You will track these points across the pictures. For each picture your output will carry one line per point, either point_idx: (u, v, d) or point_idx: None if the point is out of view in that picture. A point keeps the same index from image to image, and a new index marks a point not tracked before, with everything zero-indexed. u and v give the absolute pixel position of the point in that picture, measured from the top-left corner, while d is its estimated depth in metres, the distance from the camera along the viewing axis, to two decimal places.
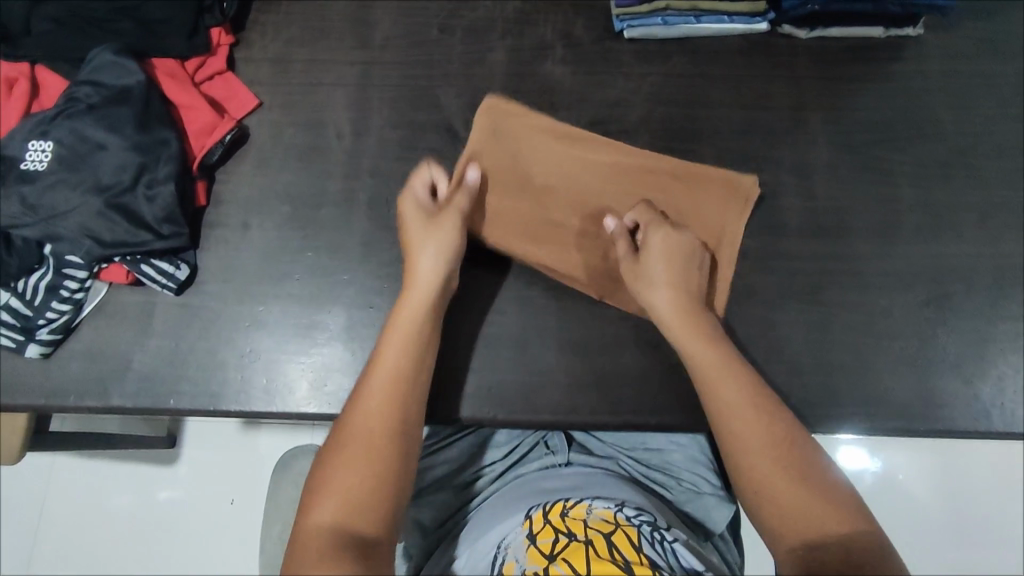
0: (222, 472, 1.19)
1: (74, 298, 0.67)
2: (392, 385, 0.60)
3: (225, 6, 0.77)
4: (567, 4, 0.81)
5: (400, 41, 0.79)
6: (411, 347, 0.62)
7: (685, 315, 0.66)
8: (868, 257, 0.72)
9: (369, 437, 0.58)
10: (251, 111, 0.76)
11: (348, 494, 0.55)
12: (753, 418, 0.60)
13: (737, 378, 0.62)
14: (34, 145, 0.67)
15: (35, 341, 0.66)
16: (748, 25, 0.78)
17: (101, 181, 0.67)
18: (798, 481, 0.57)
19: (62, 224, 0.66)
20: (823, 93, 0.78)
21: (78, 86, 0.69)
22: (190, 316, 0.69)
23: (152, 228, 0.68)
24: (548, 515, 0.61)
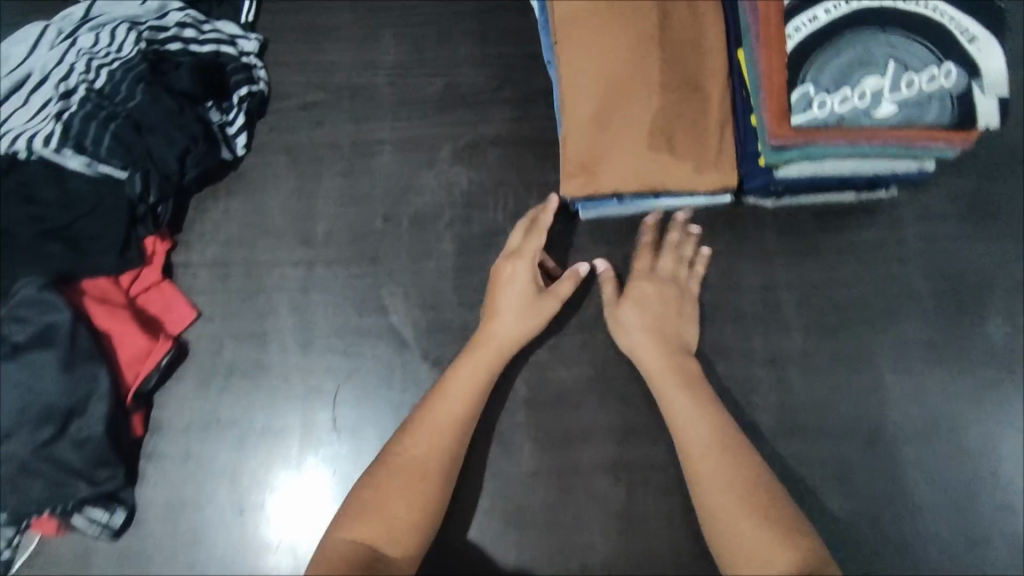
0: None
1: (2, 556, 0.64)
2: (467, 403, 0.65)
3: (159, 212, 0.74)
4: (517, 184, 0.77)
5: (344, 234, 0.75)
6: (487, 373, 0.66)
7: (668, 365, 0.67)
8: (845, 457, 0.68)
9: (416, 474, 0.61)
10: (190, 324, 0.73)
11: (394, 501, 0.60)
12: (699, 411, 0.64)
13: (676, 377, 0.66)
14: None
15: None
16: (712, 199, 0.73)
17: (25, 434, 0.63)
18: (769, 533, 0.57)
19: None
20: (794, 271, 0.73)
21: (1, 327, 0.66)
22: (131, 560, 0.67)
23: (84, 475, 0.64)
24: None
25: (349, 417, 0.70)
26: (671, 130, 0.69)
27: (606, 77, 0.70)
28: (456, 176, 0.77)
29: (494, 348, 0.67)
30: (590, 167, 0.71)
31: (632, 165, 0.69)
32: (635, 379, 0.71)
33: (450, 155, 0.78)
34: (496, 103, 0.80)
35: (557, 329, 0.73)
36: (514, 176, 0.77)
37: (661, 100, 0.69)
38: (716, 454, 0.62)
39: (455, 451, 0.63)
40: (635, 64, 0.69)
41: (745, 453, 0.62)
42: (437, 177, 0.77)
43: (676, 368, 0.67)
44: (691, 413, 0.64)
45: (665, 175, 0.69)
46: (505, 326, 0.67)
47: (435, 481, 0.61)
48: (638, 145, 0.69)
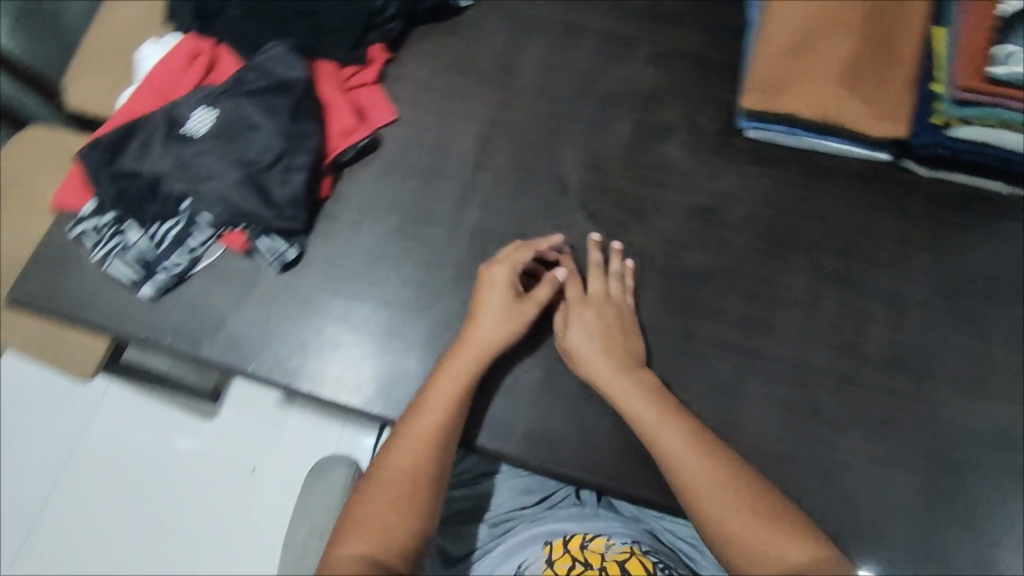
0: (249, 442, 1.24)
1: (195, 252, 0.74)
2: (443, 415, 0.65)
3: (390, 27, 0.84)
4: (696, 95, 0.85)
5: (535, 93, 0.85)
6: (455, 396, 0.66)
7: (619, 376, 0.68)
8: (946, 406, 0.71)
9: (405, 482, 0.62)
10: (385, 124, 0.82)
11: (388, 510, 0.61)
12: (676, 433, 0.64)
13: (647, 396, 0.67)
14: (199, 112, 0.76)
15: (151, 282, 0.74)
16: (870, 152, 0.80)
17: (246, 156, 0.74)
18: (772, 522, 0.59)
19: (205, 186, 0.73)
20: (932, 234, 0.78)
21: (249, 69, 0.77)
22: (289, 293, 0.75)
23: (278, 207, 0.74)
24: (567, 545, 0.73)
25: (502, 235, 0.78)
26: (856, 74, 0.77)
27: (810, 17, 0.79)
28: (645, 73, 0.86)
29: (476, 364, 0.68)
30: (775, 88, 0.78)
31: (814, 97, 0.77)
32: (763, 281, 0.76)
33: (644, 56, 0.87)
34: (696, 25, 0.89)
35: (703, 219, 0.79)
36: (695, 88, 0.86)
37: (853, 47, 0.77)
38: (699, 455, 0.63)
39: (444, 451, 0.64)
40: (837, 13, 0.78)
41: (721, 471, 0.62)
42: (628, 69, 0.86)
43: (630, 380, 0.68)
44: (677, 441, 0.63)
45: (843, 112, 0.76)
46: (480, 334, 0.69)
47: (427, 485, 0.63)
48: (826, 80, 0.77)
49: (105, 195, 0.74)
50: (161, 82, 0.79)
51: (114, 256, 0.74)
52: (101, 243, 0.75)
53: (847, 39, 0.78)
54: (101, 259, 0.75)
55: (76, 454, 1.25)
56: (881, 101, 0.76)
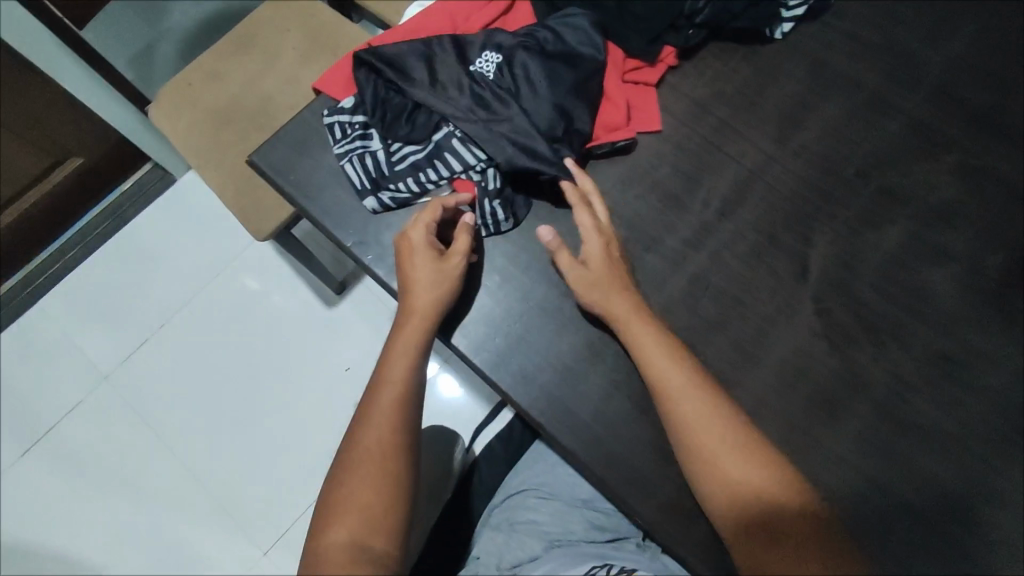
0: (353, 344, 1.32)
1: (427, 185, 0.73)
2: (408, 382, 0.64)
3: (691, 33, 0.78)
4: (996, 231, 0.73)
5: (813, 158, 0.77)
6: (417, 353, 0.66)
7: (698, 390, 0.60)
8: None
9: (378, 459, 0.59)
10: (647, 132, 0.78)
11: (367, 488, 0.58)
12: (743, 457, 0.57)
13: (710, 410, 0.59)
14: (486, 55, 0.75)
15: (376, 196, 0.74)
16: None
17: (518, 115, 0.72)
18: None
19: (466, 127, 0.72)
20: None
21: (542, 29, 0.75)
22: (494, 263, 0.74)
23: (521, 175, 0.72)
24: None
25: (720, 293, 0.72)
26: None
27: None
28: (944, 183, 0.75)
29: (425, 321, 0.67)
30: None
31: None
32: (984, 466, 0.66)
33: (953, 164, 0.76)
34: None
35: (943, 369, 0.69)
36: (998, 222, 0.74)
37: None
38: (755, 482, 0.56)
39: (402, 408, 0.63)
40: None
41: (796, 535, 0.53)
42: (925, 173, 0.76)
43: (695, 386, 0.60)
44: (750, 475, 0.56)
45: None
46: (416, 276, 0.68)
47: (397, 461, 0.60)
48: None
49: (370, 99, 0.75)
50: (458, 8, 0.79)
51: (351, 157, 0.75)
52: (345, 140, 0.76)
53: None
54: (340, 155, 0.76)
55: (210, 289, 1.35)
56: None
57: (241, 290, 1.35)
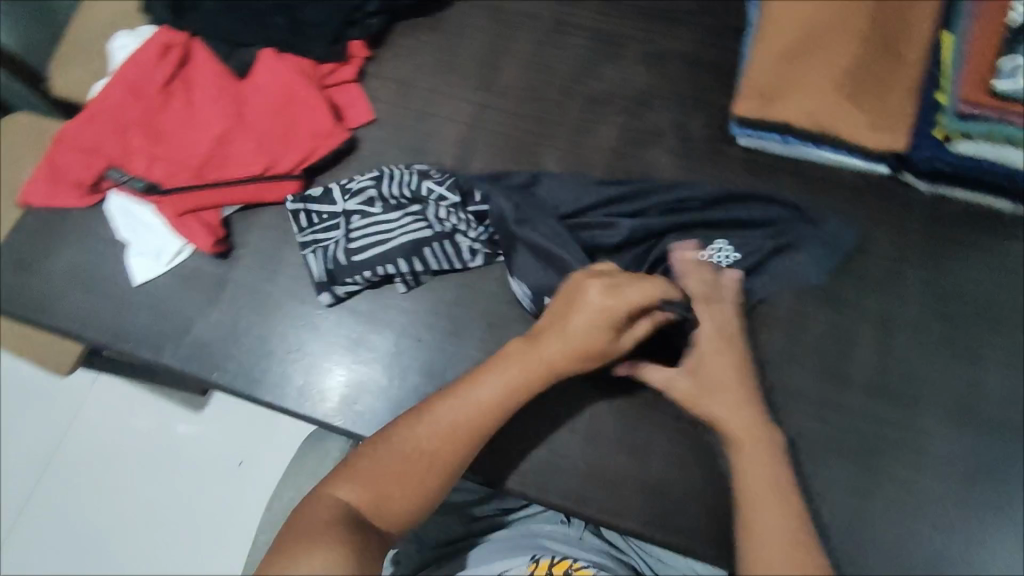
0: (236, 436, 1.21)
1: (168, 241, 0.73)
2: (495, 404, 0.58)
3: (370, 22, 0.81)
4: (689, 99, 0.81)
5: (520, 93, 0.81)
6: (516, 396, 0.59)
7: (741, 371, 0.63)
8: (933, 434, 0.68)
9: (424, 454, 0.56)
10: (363, 124, 0.80)
11: (395, 477, 0.56)
12: (755, 426, 0.60)
13: (731, 361, 0.63)
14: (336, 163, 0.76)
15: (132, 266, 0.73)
16: (868, 164, 0.76)
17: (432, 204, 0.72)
18: (790, 508, 0.56)
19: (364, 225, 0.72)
20: (927, 251, 0.75)
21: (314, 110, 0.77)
22: (255, 300, 0.73)
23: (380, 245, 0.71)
24: (552, 566, 0.64)
25: None
26: (856, 88, 0.74)
27: (811, 23, 0.74)
28: (635, 74, 0.82)
29: (558, 346, 0.59)
30: (770, 95, 0.75)
31: (810, 103, 0.74)
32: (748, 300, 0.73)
33: (637, 56, 0.83)
34: (692, 25, 0.84)
35: None
36: (687, 91, 0.82)
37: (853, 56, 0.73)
38: (771, 466, 0.58)
39: (496, 415, 0.59)
40: (842, 20, 0.74)
41: (767, 445, 0.59)
42: (618, 70, 0.82)
43: (746, 384, 0.62)
44: (764, 441, 0.59)
45: (841, 122, 0.74)
46: (586, 295, 0.59)
47: (442, 459, 0.57)
48: (825, 88, 0.74)
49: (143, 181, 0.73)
50: (132, 75, 0.75)
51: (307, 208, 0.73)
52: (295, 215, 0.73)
53: (849, 48, 0.73)
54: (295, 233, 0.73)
55: (62, 448, 1.23)
56: (877, 119, 0.73)
57: (92, 435, 1.23)
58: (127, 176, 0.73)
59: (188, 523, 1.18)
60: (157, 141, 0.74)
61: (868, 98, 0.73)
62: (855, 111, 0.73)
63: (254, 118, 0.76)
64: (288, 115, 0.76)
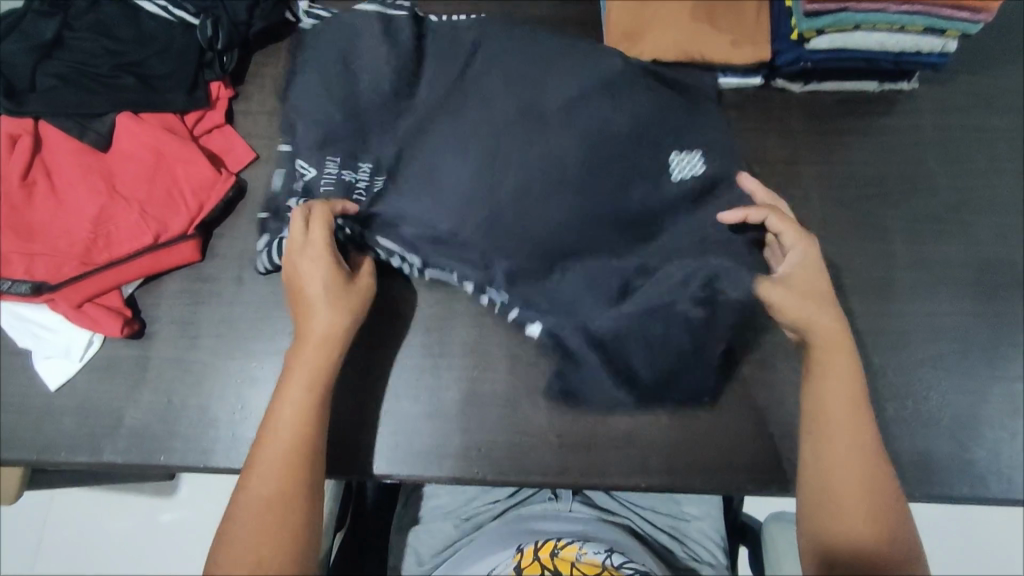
0: (217, 508, 1.18)
1: (75, 340, 0.69)
2: (310, 395, 0.61)
3: (224, 60, 0.78)
4: None
5: None
6: (314, 390, 0.61)
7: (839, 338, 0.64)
8: (861, 313, 0.72)
9: (286, 469, 0.58)
10: (248, 164, 0.77)
11: (263, 524, 0.56)
12: (848, 384, 0.63)
13: (814, 276, 0.67)
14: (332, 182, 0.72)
15: (44, 374, 0.69)
16: (742, 80, 0.79)
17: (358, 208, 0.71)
18: (862, 463, 0.60)
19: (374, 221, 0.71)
20: (815, 146, 0.78)
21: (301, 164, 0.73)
22: (183, 371, 0.70)
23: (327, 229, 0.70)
24: (538, 551, 0.66)
25: None
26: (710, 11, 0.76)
27: None
28: None
29: (330, 317, 0.64)
30: (634, 35, 0.77)
31: (673, 34, 0.76)
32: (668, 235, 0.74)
33: None
34: None
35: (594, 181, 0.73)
36: None
37: None
38: (850, 426, 0.61)
39: (313, 410, 0.61)
40: None
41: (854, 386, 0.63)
42: None
43: (842, 347, 0.64)
44: (848, 396, 0.62)
45: (704, 47, 0.76)
46: (310, 268, 0.64)
47: (304, 465, 0.59)
48: (681, 16, 0.76)
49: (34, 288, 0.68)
50: None
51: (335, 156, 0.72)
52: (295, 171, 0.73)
53: None
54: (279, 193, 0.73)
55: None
56: (736, 36, 0.76)
57: (67, 554, 1.16)
58: (8, 281, 0.68)
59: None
60: (31, 238, 0.69)
61: (723, 18, 0.76)
62: (714, 33, 0.76)
63: (129, 188, 0.72)
64: (165, 176, 0.73)
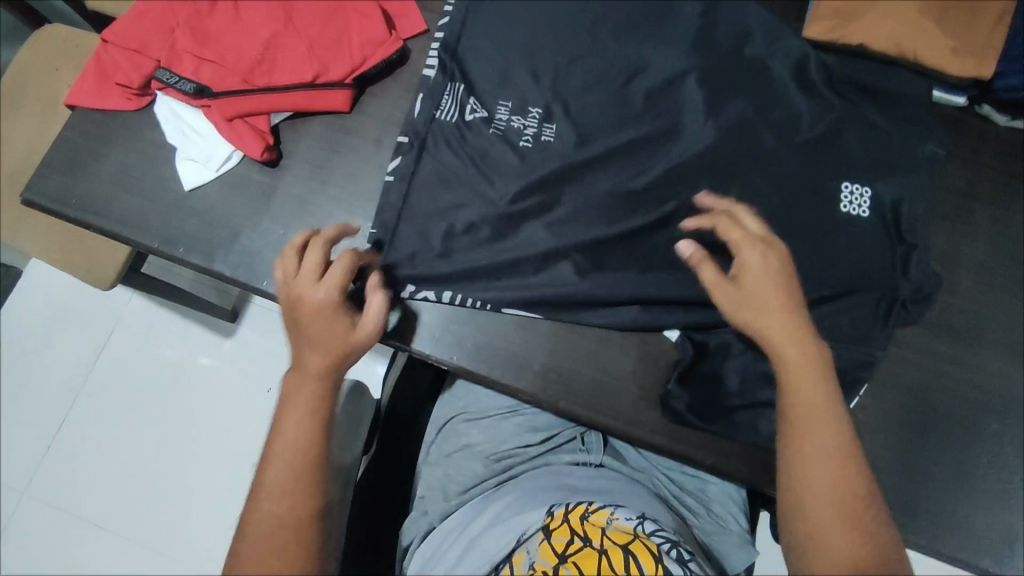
0: (269, 360, 1.23)
1: (218, 151, 0.71)
2: (335, 355, 0.58)
3: None
4: None
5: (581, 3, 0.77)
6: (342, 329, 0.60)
7: (801, 337, 0.56)
8: (991, 373, 0.67)
9: (305, 446, 0.54)
10: (417, 35, 0.76)
11: (296, 497, 0.52)
12: (819, 397, 0.54)
13: (774, 284, 0.58)
14: (499, 124, 0.71)
15: (182, 174, 0.71)
16: (945, 95, 0.73)
17: (511, 161, 0.69)
18: (856, 515, 0.50)
19: (519, 174, 0.69)
20: (1000, 187, 0.72)
21: (472, 96, 0.72)
22: (305, 211, 0.71)
23: (473, 174, 0.69)
24: (568, 514, 0.60)
25: None
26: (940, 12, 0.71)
27: None
28: None
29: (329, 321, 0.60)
30: (849, 13, 0.72)
31: (891, 24, 0.71)
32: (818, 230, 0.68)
33: None
34: None
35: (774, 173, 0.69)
36: None
37: None
38: (830, 454, 0.51)
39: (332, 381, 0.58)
40: None
41: (830, 407, 0.53)
42: None
43: (804, 344, 0.56)
44: (818, 415, 0.53)
45: (919, 44, 0.71)
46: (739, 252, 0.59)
47: (320, 433, 0.55)
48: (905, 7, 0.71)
49: (195, 92, 0.70)
50: None
51: (504, 103, 0.71)
52: (459, 105, 0.72)
53: None
54: (428, 118, 0.71)
55: (97, 375, 1.23)
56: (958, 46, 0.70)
57: (127, 363, 1.24)
58: (175, 77, 0.70)
59: (227, 450, 1.20)
60: (205, 44, 0.71)
61: (952, 23, 0.70)
62: (935, 37, 0.70)
63: (305, 24, 0.73)
64: (339, 21, 0.73)
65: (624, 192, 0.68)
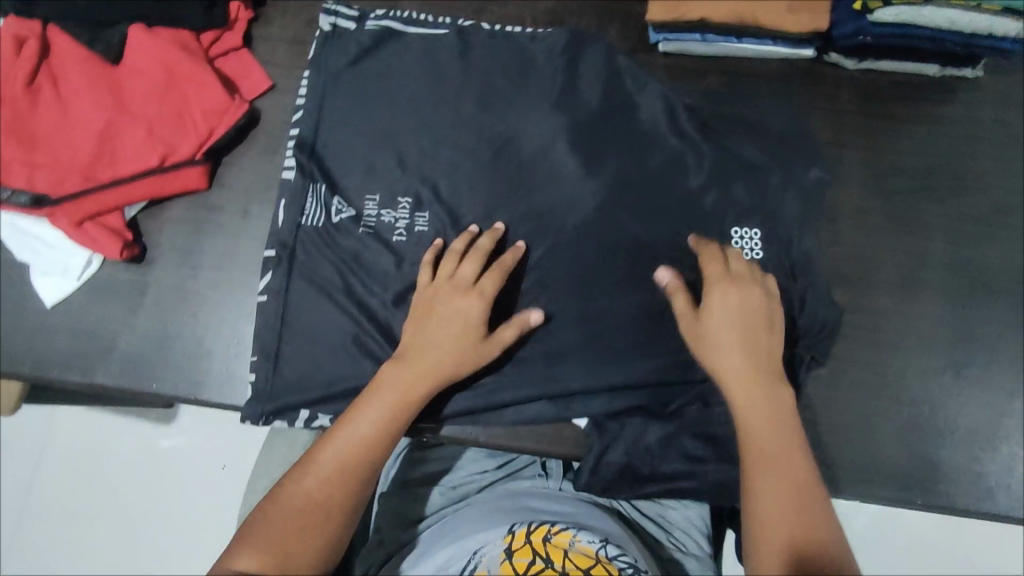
0: None
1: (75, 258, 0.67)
2: (379, 414, 0.56)
3: None
4: (602, 10, 0.78)
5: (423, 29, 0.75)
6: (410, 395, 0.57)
7: (752, 335, 0.58)
8: (886, 313, 0.69)
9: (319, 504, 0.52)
10: (263, 92, 0.74)
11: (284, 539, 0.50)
12: (767, 396, 0.56)
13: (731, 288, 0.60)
14: (367, 220, 0.68)
15: (42, 291, 0.67)
16: (793, 50, 0.74)
17: (383, 264, 0.67)
18: (798, 507, 0.51)
19: (394, 272, 0.66)
20: (861, 130, 0.73)
21: (333, 195, 0.69)
22: (181, 300, 0.68)
23: (349, 286, 0.66)
24: (531, 534, 0.59)
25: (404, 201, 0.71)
26: None
27: None
28: None
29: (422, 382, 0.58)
30: None
31: None
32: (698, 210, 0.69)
33: None
34: None
35: (642, 163, 0.69)
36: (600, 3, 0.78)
37: None
38: (778, 451, 0.53)
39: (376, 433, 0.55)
40: None
41: (777, 406, 0.55)
42: None
43: (755, 342, 0.58)
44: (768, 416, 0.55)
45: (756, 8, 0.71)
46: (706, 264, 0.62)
47: (344, 491, 0.53)
48: None
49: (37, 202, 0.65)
50: None
51: (370, 196, 0.69)
52: (325, 206, 0.69)
53: None
54: (293, 226, 0.68)
55: None
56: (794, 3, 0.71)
57: (38, 483, 1.03)
58: (8, 191, 0.65)
59: None
60: (35, 148, 0.67)
61: None
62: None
63: (139, 105, 0.69)
64: (175, 95, 0.69)
65: (500, 216, 0.68)
